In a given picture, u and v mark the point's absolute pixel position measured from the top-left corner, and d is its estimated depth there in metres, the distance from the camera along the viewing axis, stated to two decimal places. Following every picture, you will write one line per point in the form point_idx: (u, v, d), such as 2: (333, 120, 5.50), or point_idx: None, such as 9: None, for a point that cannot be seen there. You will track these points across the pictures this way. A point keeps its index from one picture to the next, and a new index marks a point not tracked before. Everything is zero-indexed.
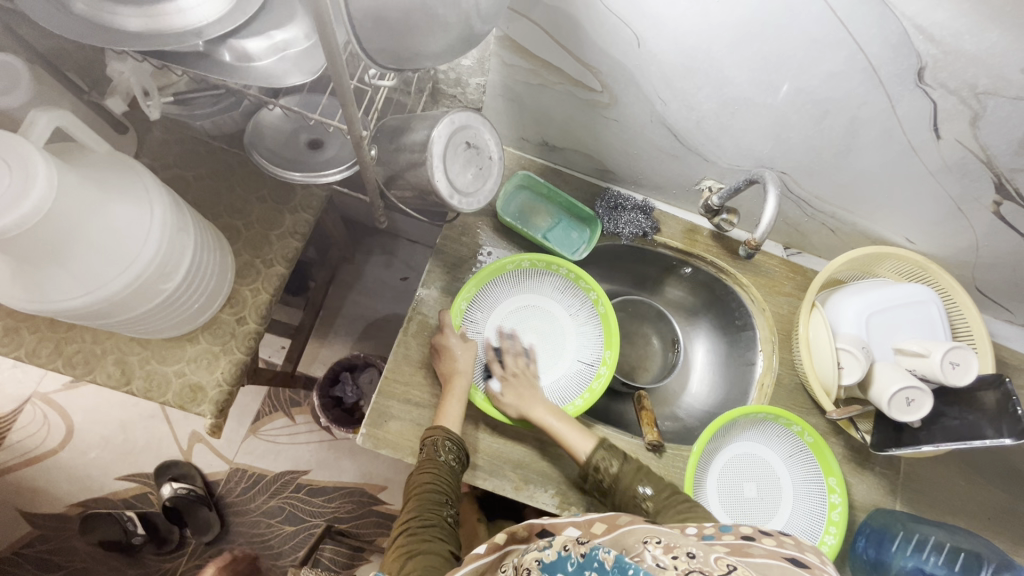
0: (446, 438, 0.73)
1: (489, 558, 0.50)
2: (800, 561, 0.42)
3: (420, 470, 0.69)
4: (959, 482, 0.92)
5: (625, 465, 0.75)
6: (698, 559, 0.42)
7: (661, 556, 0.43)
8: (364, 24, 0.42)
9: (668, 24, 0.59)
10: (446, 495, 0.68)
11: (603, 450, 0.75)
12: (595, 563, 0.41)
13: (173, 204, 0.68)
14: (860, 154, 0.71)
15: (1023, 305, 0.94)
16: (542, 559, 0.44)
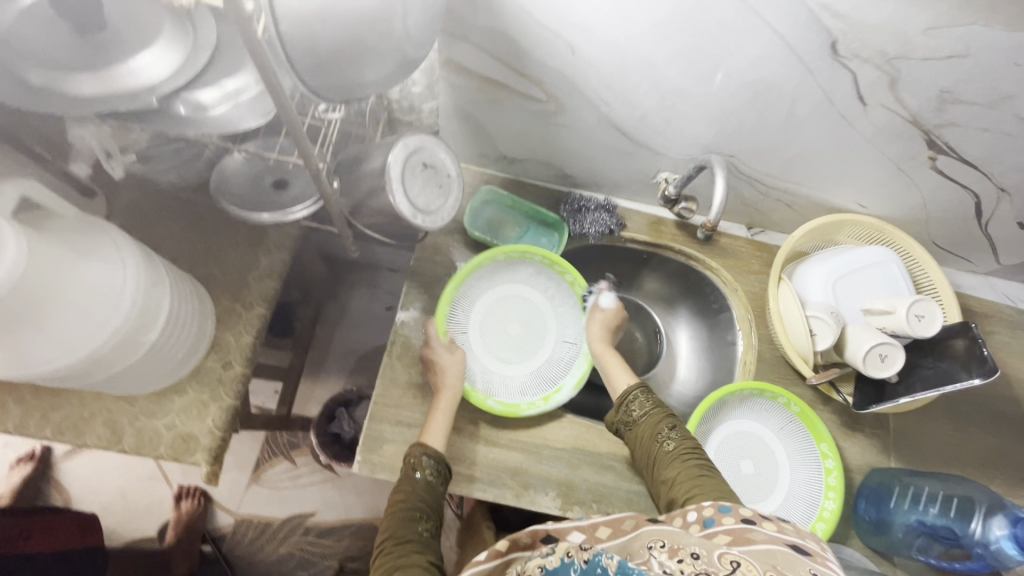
0: (424, 454, 0.72)
1: (490, 564, 0.52)
2: (801, 549, 0.49)
3: (399, 489, 0.68)
4: (946, 432, 0.94)
5: (657, 408, 0.78)
6: (704, 560, 0.46)
7: (668, 561, 0.47)
8: (306, 70, 0.44)
9: (596, 30, 0.62)
10: (425, 511, 0.66)
11: (638, 389, 0.80)
12: (598, 569, 0.45)
13: (146, 258, 0.69)
14: (797, 129, 0.74)
15: (979, 254, 0.98)
16: (545, 566, 0.47)
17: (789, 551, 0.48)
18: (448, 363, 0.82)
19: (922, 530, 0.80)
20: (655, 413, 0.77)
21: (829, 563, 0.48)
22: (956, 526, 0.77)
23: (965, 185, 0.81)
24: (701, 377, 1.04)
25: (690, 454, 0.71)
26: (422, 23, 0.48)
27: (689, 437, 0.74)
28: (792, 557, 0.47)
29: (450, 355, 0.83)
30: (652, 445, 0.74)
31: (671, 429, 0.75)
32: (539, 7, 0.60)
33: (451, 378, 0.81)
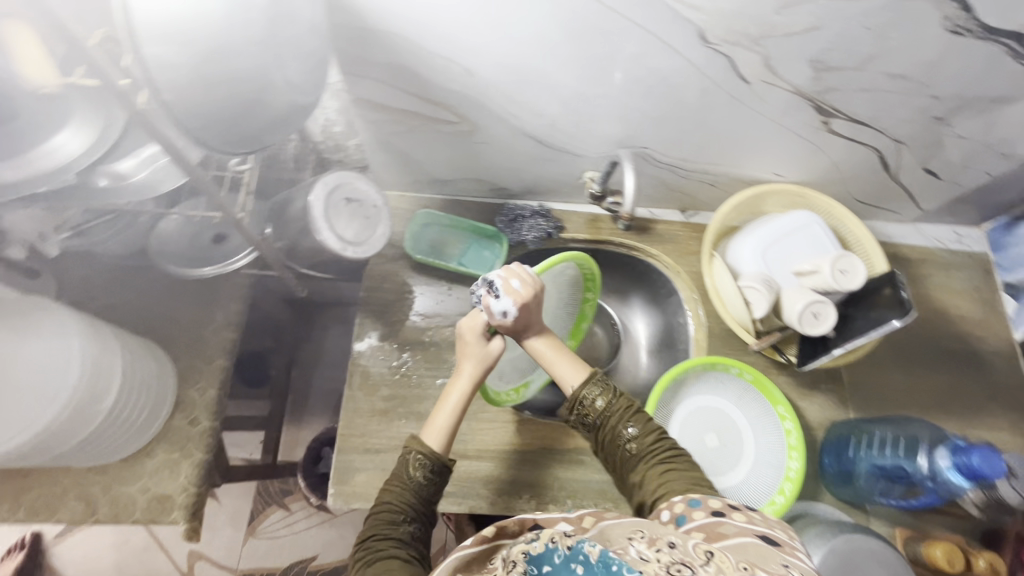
0: (420, 451, 0.67)
1: (475, 549, 0.52)
2: (774, 538, 0.48)
3: (387, 488, 0.66)
4: (897, 377, 0.98)
5: (614, 400, 0.73)
6: (679, 550, 0.46)
7: (645, 550, 0.46)
8: (197, 127, 0.46)
9: (484, 53, 0.67)
10: (406, 512, 0.64)
11: (589, 384, 0.73)
12: (581, 556, 0.45)
13: (97, 330, 0.72)
14: (697, 113, 0.79)
15: (901, 204, 1.03)
16: (529, 552, 0.48)
17: (763, 543, 0.47)
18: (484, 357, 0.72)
19: (878, 472, 0.82)
20: (613, 408, 0.72)
21: (798, 554, 0.46)
22: (907, 464, 0.79)
23: (864, 143, 0.85)
24: (662, 361, 1.07)
25: (655, 451, 0.69)
26: (305, 70, 0.52)
27: (651, 429, 0.70)
28: (765, 548, 0.46)
29: (495, 351, 0.72)
30: (616, 445, 0.71)
31: (632, 422, 0.71)
32: (426, 40, 0.65)
33: (478, 375, 0.71)
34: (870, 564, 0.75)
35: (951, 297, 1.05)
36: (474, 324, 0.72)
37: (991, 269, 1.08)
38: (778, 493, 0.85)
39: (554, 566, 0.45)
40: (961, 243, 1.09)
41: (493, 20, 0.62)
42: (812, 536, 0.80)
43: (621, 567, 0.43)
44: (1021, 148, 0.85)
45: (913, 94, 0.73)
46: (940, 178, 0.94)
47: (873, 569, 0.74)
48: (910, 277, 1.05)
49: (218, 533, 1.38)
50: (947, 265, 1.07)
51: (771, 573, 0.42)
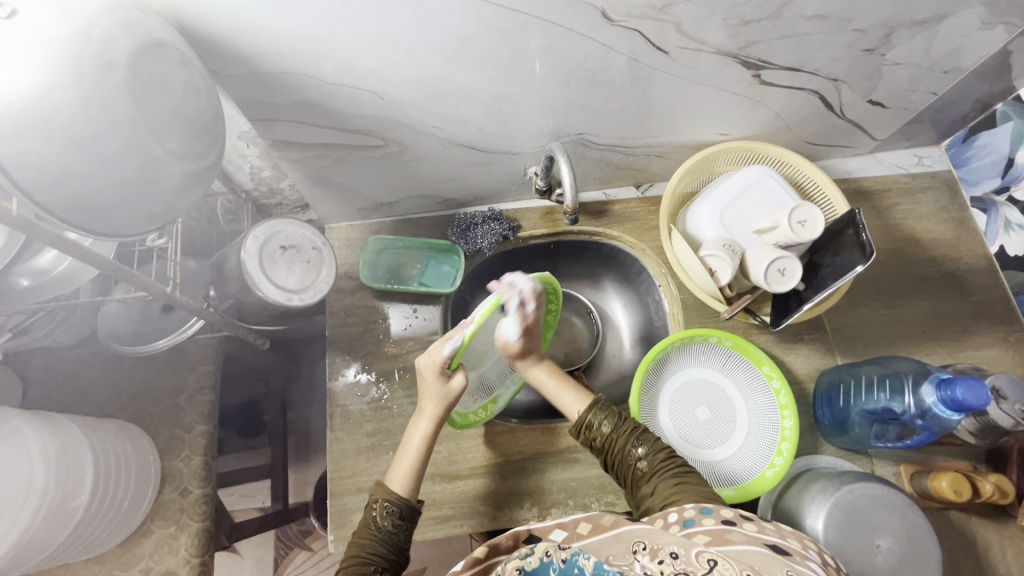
0: (386, 500, 0.69)
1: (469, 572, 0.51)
2: (781, 549, 0.46)
3: (356, 539, 0.67)
4: (879, 313, 0.97)
5: (621, 423, 0.72)
6: (682, 559, 0.44)
7: (648, 563, 0.45)
8: (74, 220, 0.44)
9: (388, 73, 0.65)
10: (377, 562, 0.65)
11: (593, 410, 0.74)
12: (576, 570, 0.45)
13: (50, 428, 0.71)
14: (624, 90, 0.76)
15: (854, 138, 1.01)
16: (523, 567, 0.47)
17: (771, 553, 0.45)
18: (443, 398, 0.73)
19: (871, 417, 0.81)
20: (620, 430, 0.72)
21: (810, 562, 0.45)
22: (895, 404, 0.78)
23: (801, 87, 0.83)
24: (644, 339, 1.06)
25: (665, 467, 0.67)
26: (192, 136, 0.50)
27: (660, 448, 0.69)
28: (772, 559, 0.44)
29: (454, 390, 0.72)
30: (625, 464, 0.70)
31: (639, 443, 0.70)
32: (324, 72, 0.63)
33: (439, 414, 0.73)
34: (875, 511, 0.74)
35: (921, 221, 1.03)
36: (433, 363, 0.71)
37: (957, 186, 1.05)
38: (777, 454, 0.84)
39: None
40: (922, 165, 1.07)
41: (386, 40, 0.60)
42: (815, 493, 0.78)
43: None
44: (960, 62, 0.82)
45: (837, 31, 0.71)
46: (886, 107, 0.92)
47: (879, 514, 0.74)
48: (876, 209, 1.04)
49: None
50: (912, 190, 1.05)
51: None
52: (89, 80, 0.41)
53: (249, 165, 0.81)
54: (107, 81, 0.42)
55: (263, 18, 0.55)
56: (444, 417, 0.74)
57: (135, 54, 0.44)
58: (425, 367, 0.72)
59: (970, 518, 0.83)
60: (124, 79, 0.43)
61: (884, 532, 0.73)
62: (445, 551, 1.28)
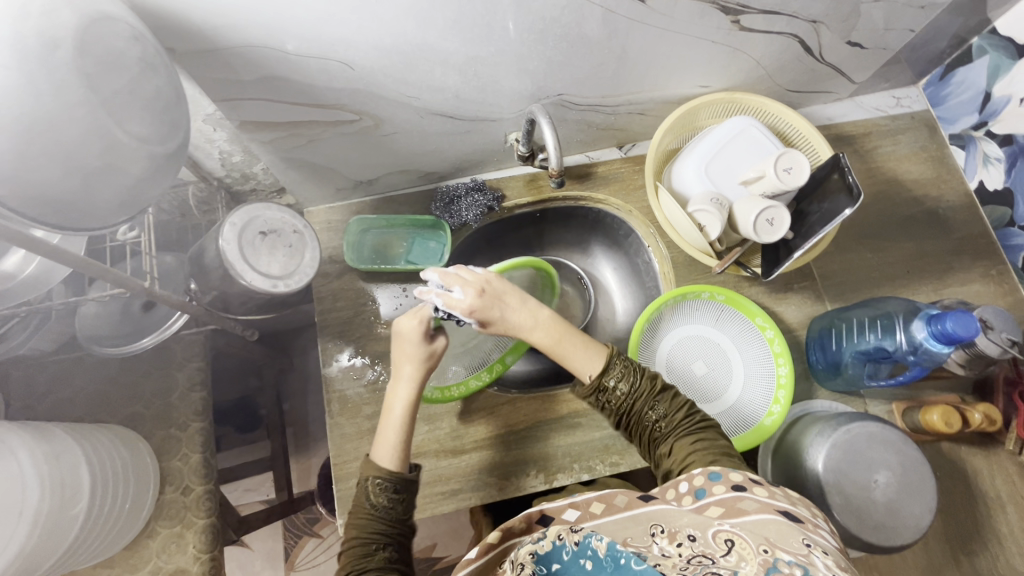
0: (377, 479, 0.68)
1: (482, 560, 0.51)
2: (794, 516, 0.47)
3: (355, 519, 0.67)
4: (864, 256, 0.98)
5: (638, 387, 0.70)
6: (699, 541, 0.45)
7: (667, 545, 0.46)
8: (31, 213, 0.41)
9: (356, 39, 0.61)
10: (381, 537, 0.65)
11: (611, 372, 0.70)
12: (589, 551, 0.43)
13: (40, 439, 0.69)
14: (602, 45, 0.74)
15: (833, 83, 1.00)
16: (537, 551, 0.47)
17: (785, 521, 0.46)
18: (425, 357, 0.73)
19: (864, 357, 0.83)
20: (638, 390, 0.70)
21: (820, 530, 0.47)
22: (887, 343, 0.80)
23: (780, 32, 0.81)
24: (636, 301, 1.06)
25: (681, 424, 0.68)
26: (157, 117, 0.47)
27: (677, 407, 0.69)
28: (787, 527, 0.45)
29: (433, 352, 0.74)
30: (642, 426, 0.70)
31: (655, 406, 0.69)
32: (288, 43, 0.60)
33: (421, 375, 0.73)
34: (872, 448, 0.76)
35: (902, 163, 1.04)
36: (417, 321, 0.73)
37: (935, 124, 1.06)
38: (775, 402, 0.84)
39: (564, 562, 0.45)
40: (901, 106, 1.07)
41: (351, 5, 0.57)
42: (813, 436, 0.79)
43: (629, 559, 0.41)
44: None
45: None
46: (865, 48, 0.91)
47: (875, 451, 0.76)
48: (858, 153, 1.04)
49: None
50: (892, 131, 1.05)
51: (794, 555, 0.41)
52: (33, 60, 0.38)
53: (218, 151, 0.77)
54: (52, 61, 0.39)
55: None
56: (427, 378, 0.74)
57: (81, 30, 0.41)
58: (405, 327, 0.73)
59: (960, 447, 0.86)
60: (73, 60, 0.40)
61: (881, 467, 0.75)
62: (454, 526, 1.30)
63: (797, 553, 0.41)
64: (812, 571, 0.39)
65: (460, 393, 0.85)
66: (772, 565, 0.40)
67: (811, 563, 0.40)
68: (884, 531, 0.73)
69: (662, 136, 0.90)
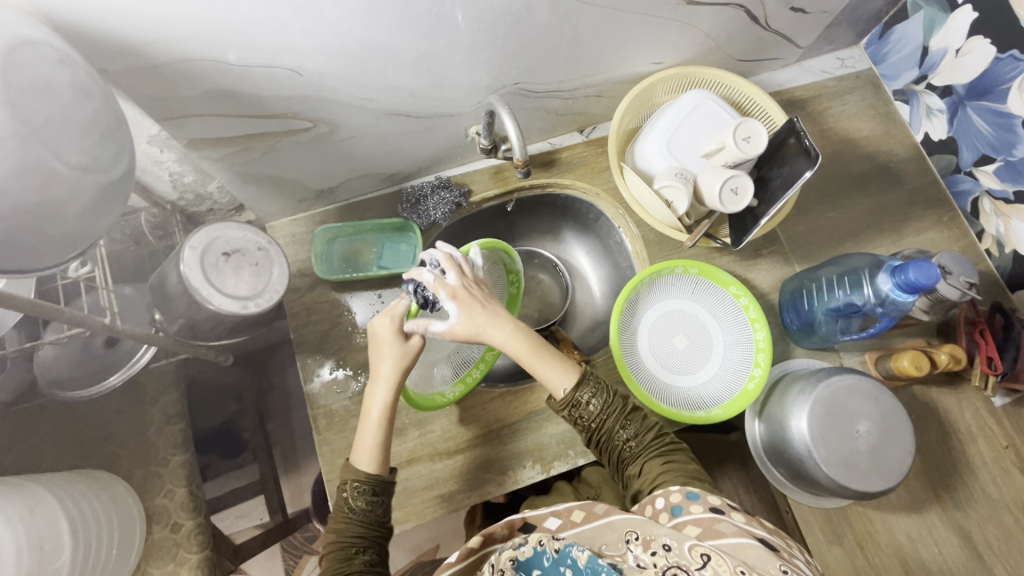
0: (356, 480, 0.67)
1: (462, 564, 0.51)
2: (771, 540, 0.47)
3: (334, 524, 0.67)
4: (825, 216, 1.01)
5: (609, 403, 0.71)
6: (674, 551, 0.48)
7: (642, 554, 0.48)
8: None
9: (303, 44, 0.59)
10: (359, 541, 0.65)
11: (581, 386, 0.70)
12: (570, 560, 0.47)
13: (13, 492, 0.65)
14: (552, 31, 0.74)
15: (780, 50, 1.02)
16: (517, 557, 0.47)
17: (762, 546, 0.46)
18: (401, 357, 0.70)
19: (835, 314, 0.86)
20: (610, 407, 0.71)
21: (796, 558, 0.46)
22: (856, 297, 0.83)
23: (725, 4, 0.82)
24: (612, 283, 1.07)
25: (650, 446, 0.70)
26: (98, 143, 0.44)
27: (646, 428, 0.71)
28: (765, 553, 0.45)
29: (414, 348, 0.71)
30: (611, 443, 0.70)
31: (625, 427, 0.70)
32: (230, 53, 0.57)
33: (397, 377, 0.70)
34: (852, 399, 0.79)
35: (851, 122, 1.07)
36: (392, 317, 0.71)
37: (879, 82, 1.09)
38: (755, 366, 0.87)
39: (544, 569, 0.47)
40: (846, 66, 1.10)
41: (293, 8, 0.54)
42: (797, 394, 0.82)
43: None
44: None
45: None
46: (807, 13, 0.92)
47: (855, 403, 0.78)
48: (810, 117, 1.07)
49: None
50: (839, 92, 1.08)
51: None
52: None
53: (167, 173, 0.74)
54: None
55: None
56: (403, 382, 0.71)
57: (3, 58, 0.38)
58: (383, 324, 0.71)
59: (930, 388, 0.90)
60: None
61: (862, 418, 0.78)
62: (456, 525, 1.29)
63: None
64: None
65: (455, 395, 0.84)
66: None
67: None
68: (868, 478, 0.76)
69: (621, 115, 0.90)
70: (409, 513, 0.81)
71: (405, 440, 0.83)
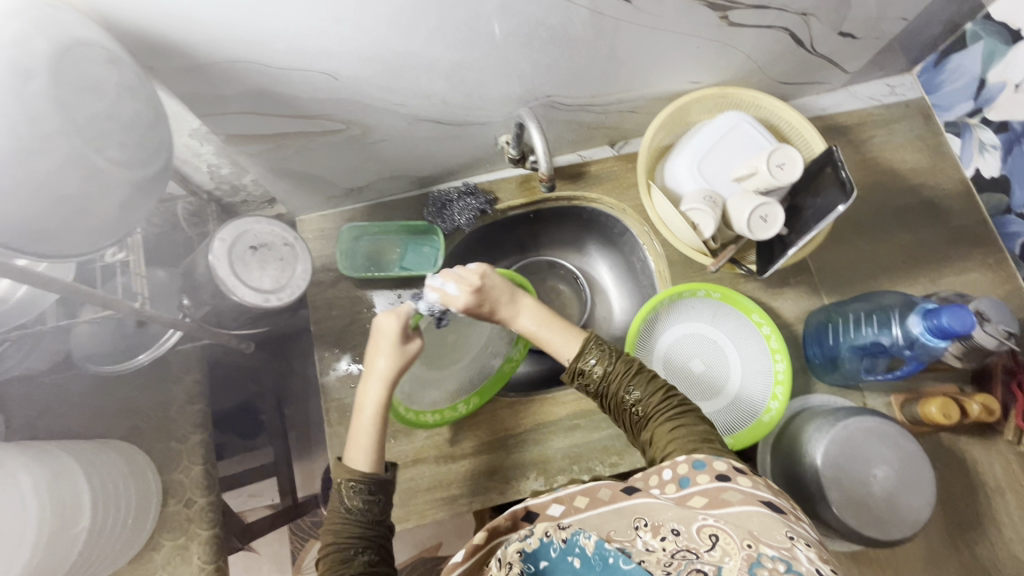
0: (353, 481, 0.67)
1: (469, 563, 0.50)
2: (777, 506, 0.47)
3: (329, 526, 0.65)
4: (860, 248, 0.98)
5: (615, 364, 0.69)
6: (684, 535, 0.45)
7: (651, 539, 0.46)
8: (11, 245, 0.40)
9: (340, 52, 0.61)
10: (360, 541, 0.64)
11: (586, 351, 0.70)
12: (577, 549, 0.45)
13: (40, 458, 0.69)
14: (588, 46, 0.73)
15: (825, 74, 0.99)
16: (524, 549, 0.46)
17: (768, 510, 0.46)
18: (401, 356, 0.73)
19: (860, 351, 0.83)
20: (614, 373, 0.69)
21: (802, 521, 0.47)
22: (884, 337, 0.79)
23: (770, 26, 0.80)
24: (632, 299, 1.06)
25: (663, 406, 0.66)
26: (138, 139, 0.47)
27: (654, 390, 0.67)
28: (771, 519, 0.44)
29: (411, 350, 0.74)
30: (621, 407, 0.68)
31: (636, 387, 0.68)
32: (269, 56, 0.59)
33: (393, 374, 0.72)
34: (871, 443, 0.76)
35: (896, 152, 1.03)
36: (399, 317, 0.73)
37: (930, 112, 1.05)
38: (773, 398, 0.85)
39: (552, 559, 0.45)
40: (895, 94, 1.06)
41: (332, 17, 0.56)
42: (812, 431, 0.79)
43: (618, 559, 0.43)
44: None
45: None
46: (856, 38, 0.89)
47: (873, 445, 0.76)
48: (853, 144, 1.03)
49: None
50: (886, 121, 1.04)
51: (777, 549, 0.41)
52: (8, 90, 0.37)
53: (206, 164, 0.77)
54: (26, 90, 0.38)
55: (192, 3, 0.50)
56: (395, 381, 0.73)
57: (56, 59, 0.40)
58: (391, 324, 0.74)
59: (958, 437, 0.86)
60: (48, 88, 0.39)
61: (879, 462, 0.75)
62: (460, 524, 1.30)
63: (780, 547, 0.41)
64: (795, 566, 0.39)
65: (467, 408, 0.85)
66: (756, 561, 0.40)
67: (793, 558, 0.40)
68: (883, 523, 0.73)
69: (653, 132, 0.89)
70: (410, 512, 0.82)
71: (412, 440, 0.84)
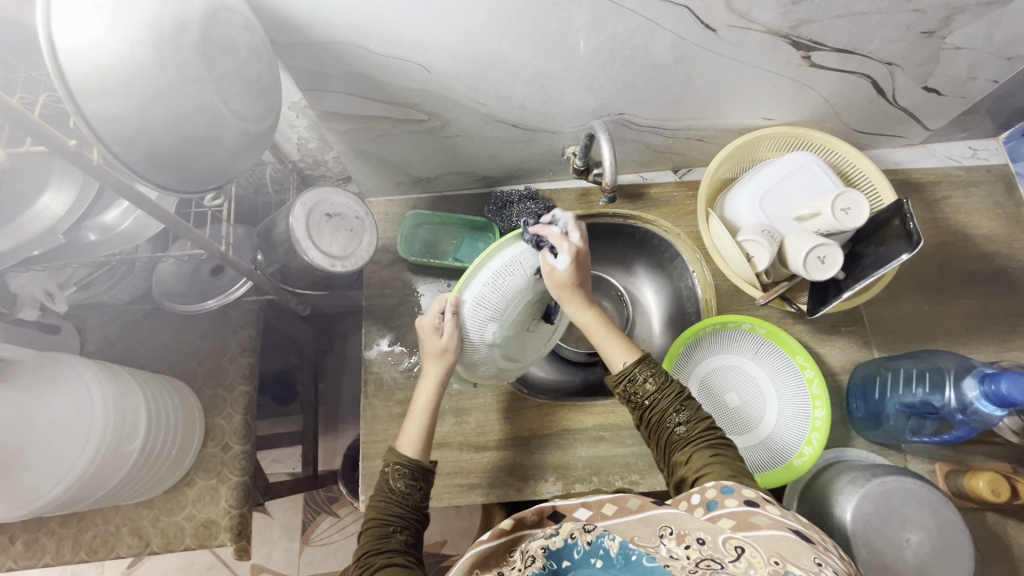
0: (397, 462, 0.71)
1: (495, 543, 0.52)
2: (807, 536, 0.44)
3: (373, 502, 0.70)
4: (921, 308, 0.95)
5: (665, 385, 0.70)
6: (709, 545, 0.45)
7: (676, 547, 0.45)
8: (140, 169, 0.46)
9: (435, 45, 0.66)
10: (396, 521, 0.68)
11: (640, 365, 0.72)
12: (601, 551, 0.46)
13: (110, 376, 0.76)
14: (666, 70, 0.76)
15: (903, 129, 0.98)
16: (547, 546, 0.48)
17: (798, 538, 0.44)
18: (441, 363, 0.73)
19: (907, 411, 0.80)
20: (664, 391, 0.70)
21: (832, 554, 0.44)
22: (935, 399, 0.77)
23: (852, 71, 0.81)
24: (674, 325, 1.06)
25: (703, 436, 0.67)
26: (255, 99, 0.53)
27: (701, 418, 0.68)
28: (799, 545, 0.43)
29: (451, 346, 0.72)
30: (663, 426, 0.69)
31: (681, 410, 0.69)
32: (373, 44, 0.65)
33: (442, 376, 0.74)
34: (908, 504, 0.72)
35: (973, 216, 0.99)
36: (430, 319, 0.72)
37: (1013, 180, 1.01)
38: (807, 443, 0.83)
39: (575, 560, 0.46)
40: (977, 158, 1.03)
41: (435, 12, 0.61)
42: (845, 483, 0.77)
43: (641, 557, 0.44)
44: None
45: (894, 11, 0.69)
46: (942, 95, 0.88)
47: (911, 509, 0.72)
48: (928, 201, 1.00)
49: (275, 545, 1.42)
50: (965, 183, 1.01)
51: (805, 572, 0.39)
52: (166, 39, 0.44)
53: (297, 136, 0.84)
54: (180, 41, 0.45)
55: None
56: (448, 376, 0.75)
57: (205, 18, 0.47)
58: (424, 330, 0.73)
59: (1007, 520, 0.81)
60: (196, 40, 0.46)
61: (914, 526, 0.72)
62: (466, 526, 1.32)
63: (808, 569, 0.39)
64: None
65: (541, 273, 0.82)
66: None
67: None
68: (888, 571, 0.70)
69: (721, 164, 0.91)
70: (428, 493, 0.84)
71: (440, 424, 0.87)
